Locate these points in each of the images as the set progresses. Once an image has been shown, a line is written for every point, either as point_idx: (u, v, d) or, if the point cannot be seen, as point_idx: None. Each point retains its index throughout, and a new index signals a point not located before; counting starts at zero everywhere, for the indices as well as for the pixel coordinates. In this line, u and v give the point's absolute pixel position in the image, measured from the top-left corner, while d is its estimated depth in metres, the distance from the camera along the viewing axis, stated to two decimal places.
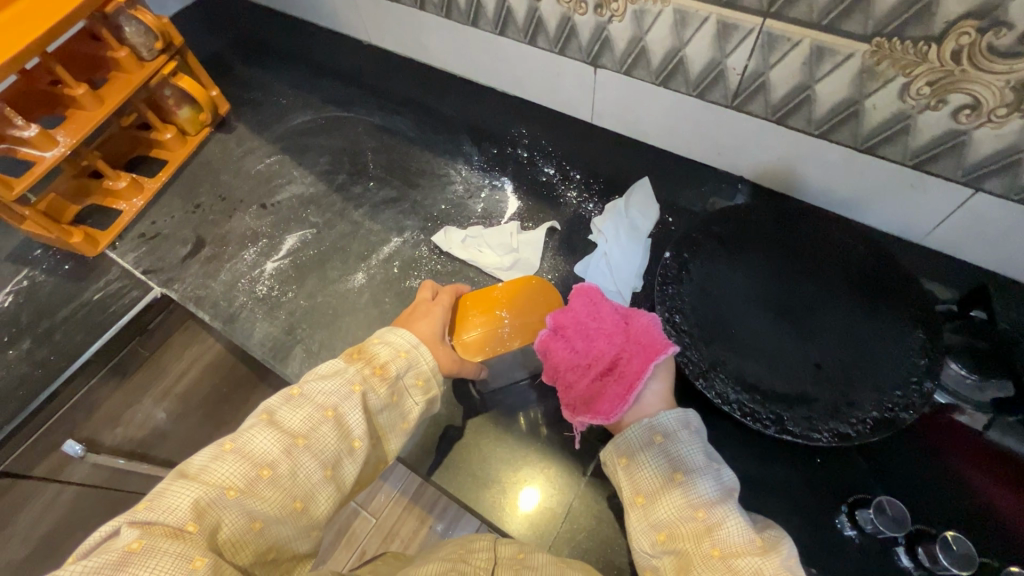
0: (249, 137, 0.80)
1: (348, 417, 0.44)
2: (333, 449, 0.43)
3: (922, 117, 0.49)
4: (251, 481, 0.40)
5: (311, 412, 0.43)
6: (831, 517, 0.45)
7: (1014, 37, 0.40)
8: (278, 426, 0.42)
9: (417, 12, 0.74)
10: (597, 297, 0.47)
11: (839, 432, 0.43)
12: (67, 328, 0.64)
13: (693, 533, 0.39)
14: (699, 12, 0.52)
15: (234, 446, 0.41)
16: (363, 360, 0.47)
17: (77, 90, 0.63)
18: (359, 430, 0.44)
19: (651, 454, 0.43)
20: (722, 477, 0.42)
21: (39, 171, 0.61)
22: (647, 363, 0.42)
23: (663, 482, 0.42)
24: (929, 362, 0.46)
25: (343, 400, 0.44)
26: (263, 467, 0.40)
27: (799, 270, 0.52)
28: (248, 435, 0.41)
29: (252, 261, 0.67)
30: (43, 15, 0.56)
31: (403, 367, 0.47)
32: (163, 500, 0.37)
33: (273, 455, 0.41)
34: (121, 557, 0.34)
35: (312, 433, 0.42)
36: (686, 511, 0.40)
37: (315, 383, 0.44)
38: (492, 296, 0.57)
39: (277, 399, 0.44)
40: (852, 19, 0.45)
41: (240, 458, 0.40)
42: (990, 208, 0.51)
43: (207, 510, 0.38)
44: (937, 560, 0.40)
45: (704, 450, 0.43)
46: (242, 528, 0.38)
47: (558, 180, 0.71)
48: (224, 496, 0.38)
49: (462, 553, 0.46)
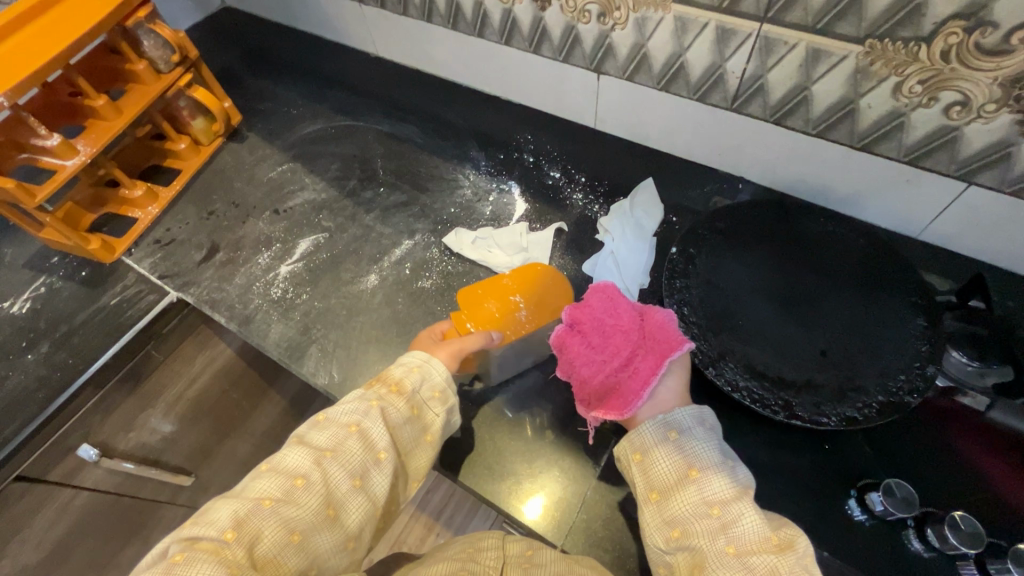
0: (261, 146, 0.82)
1: (371, 429, 0.45)
2: (360, 459, 0.44)
3: (914, 114, 0.51)
4: (286, 491, 0.41)
5: (337, 430, 0.45)
6: (842, 501, 0.46)
7: (999, 36, 0.43)
8: (307, 444, 0.44)
9: (424, 24, 0.77)
10: (614, 292, 0.48)
11: (847, 416, 0.44)
12: (85, 332, 0.65)
13: (707, 530, 0.40)
14: (699, 19, 0.55)
15: (269, 467, 0.43)
16: (382, 382, 0.48)
17: (97, 100, 0.65)
18: (382, 442, 0.45)
19: (665, 449, 0.44)
20: (738, 476, 0.42)
21: (62, 179, 0.62)
22: (662, 359, 0.44)
23: (677, 478, 0.43)
24: (931, 347, 0.47)
25: (364, 416, 0.45)
26: (298, 477, 0.42)
27: (802, 265, 0.54)
28: (282, 454, 0.43)
29: (267, 264, 0.69)
30: (68, 29, 0.59)
31: (418, 381, 0.48)
32: (206, 516, 0.39)
33: (305, 467, 0.42)
34: (166, 569, 0.35)
35: (338, 446, 0.44)
36: (701, 507, 0.41)
37: (338, 406, 0.46)
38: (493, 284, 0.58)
39: (305, 426, 0.46)
40: (845, 22, 0.48)
41: (275, 475, 0.42)
42: (983, 201, 0.53)
43: (246, 520, 0.39)
44: (946, 540, 0.41)
45: (719, 447, 0.44)
46: (282, 541, 0.39)
47: (564, 183, 0.73)
48: (260, 508, 0.40)
49: (471, 552, 0.48)
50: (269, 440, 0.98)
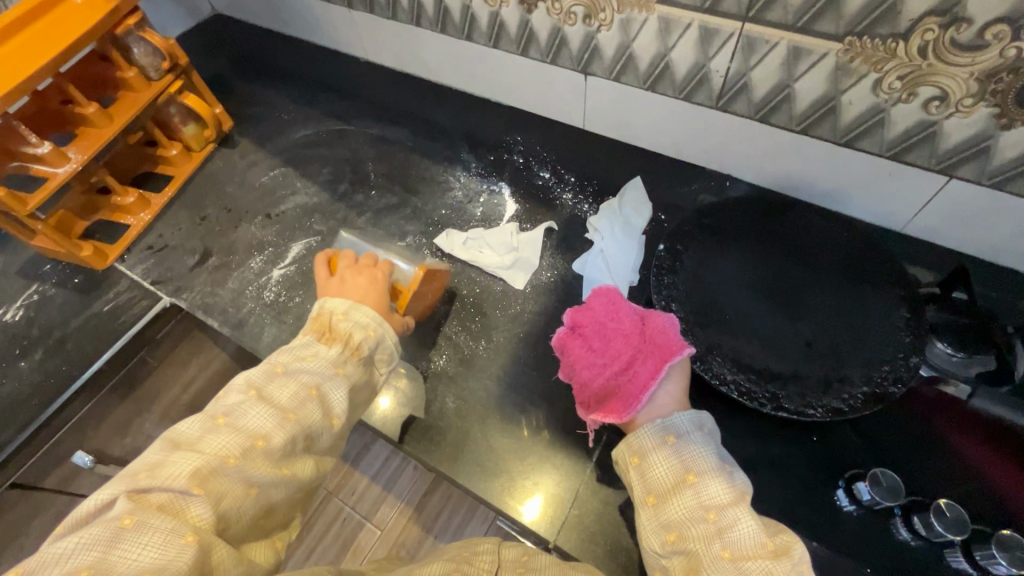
0: (253, 151, 0.82)
1: (330, 395, 0.44)
2: (317, 423, 0.43)
3: (895, 110, 0.52)
4: (246, 449, 0.39)
5: (297, 390, 0.43)
6: (830, 491, 0.46)
7: (973, 32, 0.44)
8: (268, 402, 0.42)
9: (412, 28, 0.78)
10: (616, 296, 0.49)
11: (833, 407, 0.45)
12: (79, 338, 0.65)
13: (703, 534, 0.39)
14: (683, 19, 0.56)
15: (227, 421, 0.41)
16: (339, 341, 0.47)
17: (88, 108, 0.65)
18: (339, 408, 0.44)
19: (663, 453, 0.43)
20: (737, 482, 0.42)
21: (53, 187, 0.62)
22: (662, 363, 0.44)
23: (674, 481, 0.42)
24: (914, 338, 0.48)
25: (326, 380, 0.44)
26: (258, 438, 0.40)
27: (792, 260, 0.55)
28: (241, 410, 0.41)
29: (259, 268, 0.69)
30: (57, 38, 0.59)
31: (374, 345, 0.48)
32: (163, 469, 0.37)
33: (267, 428, 0.41)
34: (115, 532, 0.33)
35: (300, 409, 0.42)
36: (697, 512, 0.40)
37: (299, 364, 0.45)
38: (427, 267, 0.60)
39: (261, 376, 0.44)
40: (824, 20, 0.49)
41: (234, 431, 0.40)
42: (965, 193, 0.54)
43: (210, 476, 0.38)
44: (932, 528, 0.42)
45: (717, 452, 0.43)
46: (241, 496, 0.38)
47: (554, 183, 0.73)
48: (223, 465, 0.38)
49: (466, 555, 0.48)
50: None
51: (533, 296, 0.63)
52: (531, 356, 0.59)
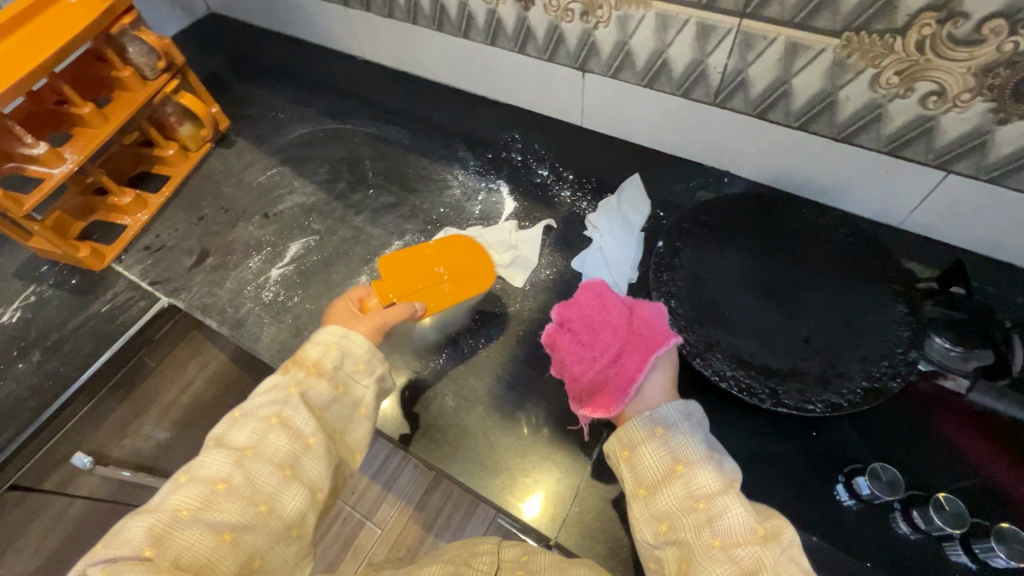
0: (249, 150, 0.82)
1: (294, 419, 0.43)
2: (286, 450, 0.42)
3: (892, 105, 0.52)
4: (206, 497, 0.39)
5: (256, 426, 0.43)
6: (829, 486, 0.47)
7: (970, 26, 0.44)
8: (225, 446, 0.42)
9: (409, 26, 0.77)
10: (603, 289, 0.49)
11: (832, 402, 0.45)
12: (76, 339, 0.65)
13: (694, 524, 0.40)
14: (680, 15, 0.56)
15: (188, 477, 0.41)
16: (298, 365, 0.47)
17: (83, 108, 0.65)
18: (309, 426, 0.43)
19: (652, 444, 0.43)
20: (726, 470, 0.42)
21: (49, 187, 0.62)
22: (648, 355, 0.45)
23: (664, 473, 0.42)
24: (913, 333, 0.48)
25: (283, 406, 0.44)
26: (218, 481, 0.40)
27: (789, 256, 0.55)
28: (199, 462, 0.42)
29: (257, 268, 0.69)
30: (52, 37, 0.58)
31: (337, 357, 0.47)
32: (123, 534, 0.37)
33: (225, 471, 0.41)
34: None
35: (260, 442, 0.42)
36: (687, 502, 0.41)
37: (253, 401, 0.45)
38: (436, 247, 0.62)
39: (221, 426, 0.44)
40: (822, 16, 0.49)
41: (195, 483, 0.40)
42: (962, 187, 0.54)
43: (164, 532, 0.37)
44: (932, 522, 0.42)
45: (705, 440, 0.43)
46: (211, 541, 0.38)
47: (552, 181, 0.73)
48: (178, 518, 0.38)
49: (465, 557, 0.49)
50: None
51: (533, 293, 0.63)
52: (531, 354, 0.59)
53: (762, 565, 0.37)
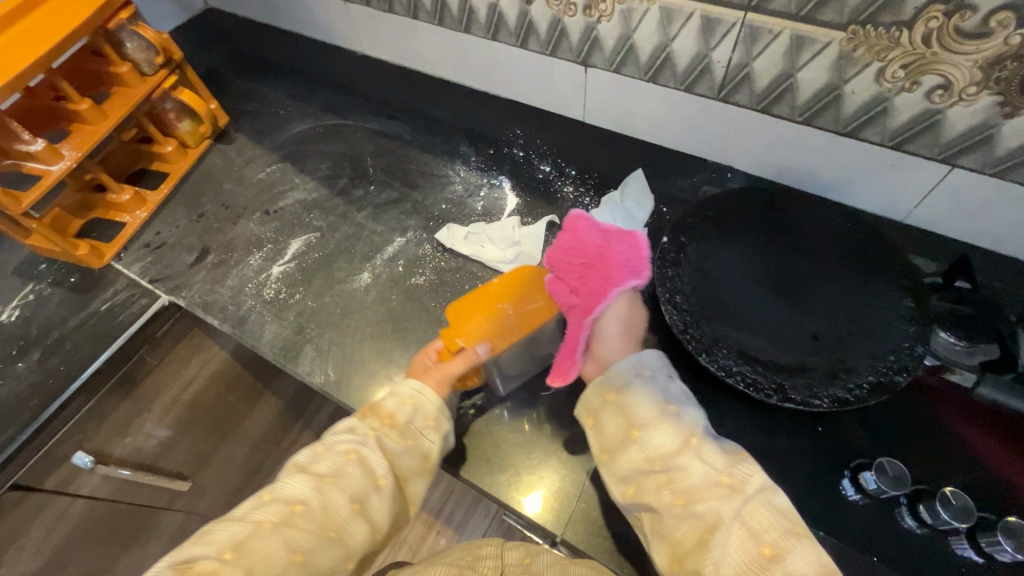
0: (248, 147, 0.82)
1: (369, 458, 0.46)
2: (359, 486, 0.44)
3: (898, 99, 0.51)
4: (285, 515, 0.42)
5: (336, 458, 0.45)
6: (835, 480, 0.47)
7: (978, 19, 0.43)
8: (307, 471, 0.45)
9: (410, 21, 0.76)
10: (579, 236, 0.52)
11: (839, 397, 0.45)
12: (76, 338, 0.64)
13: (655, 482, 0.41)
14: (685, 9, 0.55)
15: (271, 496, 0.43)
16: (378, 415, 0.49)
17: (81, 105, 0.64)
18: (381, 468, 0.46)
19: (611, 411, 0.46)
20: (682, 422, 0.43)
21: (47, 184, 0.61)
22: (584, 315, 0.49)
23: (624, 437, 0.44)
24: (919, 328, 0.48)
25: (363, 446, 0.46)
26: (297, 502, 0.43)
27: (793, 251, 0.55)
28: (282, 483, 0.44)
29: (258, 266, 0.68)
30: (48, 32, 0.58)
31: (410, 412, 0.49)
32: (211, 536, 0.40)
33: (305, 493, 0.43)
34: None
35: (339, 473, 0.44)
36: (647, 463, 0.42)
37: (336, 437, 0.47)
38: (500, 282, 0.54)
39: (304, 455, 0.46)
40: (827, 9, 0.49)
41: (276, 501, 0.43)
42: (967, 182, 0.54)
43: (244, 541, 0.40)
44: (938, 515, 0.42)
45: (659, 399, 0.44)
46: (282, 560, 0.40)
47: (555, 176, 0.74)
48: (258, 529, 0.41)
49: (470, 559, 0.50)
50: (267, 443, 0.98)
51: None
52: None
53: (721, 516, 0.38)
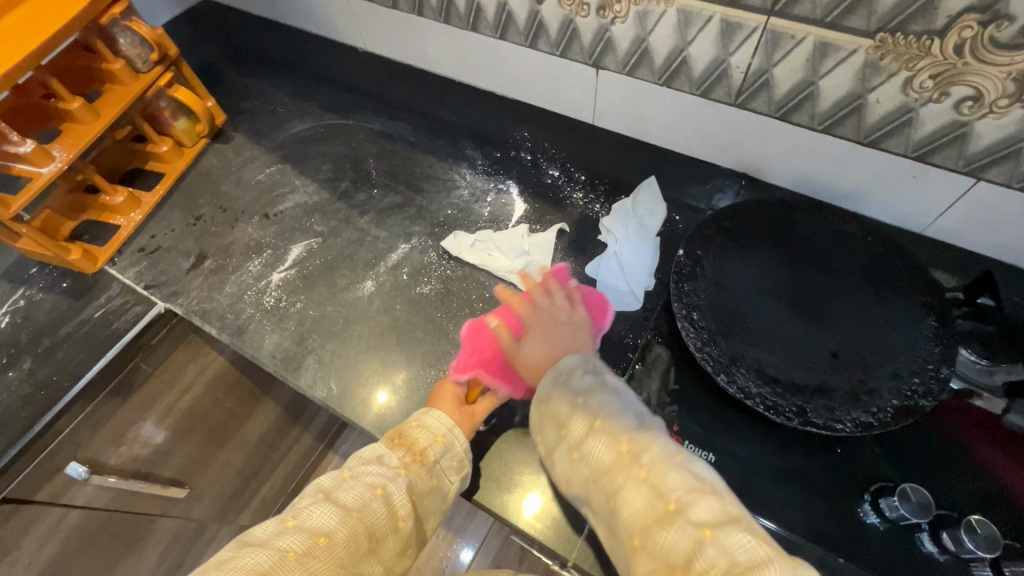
0: (247, 147, 0.79)
1: (394, 495, 0.44)
2: (383, 523, 0.43)
3: (924, 109, 0.50)
4: (308, 548, 0.39)
5: (362, 491, 0.43)
6: (854, 505, 0.45)
7: (1015, 30, 0.41)
8: (334, 501, 0.43)
9: (414, 18, 0.74)
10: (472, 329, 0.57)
11: (862, 421, 0.44)
12: (69, 346, 0.62)
13: (580, 472, 0.43)
14: (704, 12, 0.53)
15: (295, 522, 0.41)
16: (405, 446, 0.48)
17: (72, 103, 0.62)
18: (403, 509, 0.44)
19: (539, 419, 0.47)
20: (591, 407, 0.44)
21: (37, 187, 0.58)
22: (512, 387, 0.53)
23: (553, 437, 0.46)
24: (943, 348, 0.46)
25: (389, 480, 0.45)
26: (320, 535, 0.40)
27: (811, 264, 0.53)
28: (309, 510, 0.42)
29: (258, 272, 0.66)
30: (38, 27, 0.55)
31: (440, 452, 0.48)
32: (235, 561, 0.37)
33: (329, 525, 0.41)
34: None
35: (364, 507, 0.43)
36: (572, 458, 0.44)
37: (362, 467, 0.45)
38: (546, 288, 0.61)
39: (329, 481, 0.45)
40: (856, 15, 0.47)
41: (301, 530, 0.40)
42: (990, 195, 0.52)
43: (269, 572, 0.37)
44: (962, 544, 0.41)
45: (569, 394, 0.45)
46: None
47: (564, 182, 0.72)
48: (284, 560, 0.38)
49: None
50: (265, 448, 0.97)
51: None
52: None
53: (626, 492, 0.39)
